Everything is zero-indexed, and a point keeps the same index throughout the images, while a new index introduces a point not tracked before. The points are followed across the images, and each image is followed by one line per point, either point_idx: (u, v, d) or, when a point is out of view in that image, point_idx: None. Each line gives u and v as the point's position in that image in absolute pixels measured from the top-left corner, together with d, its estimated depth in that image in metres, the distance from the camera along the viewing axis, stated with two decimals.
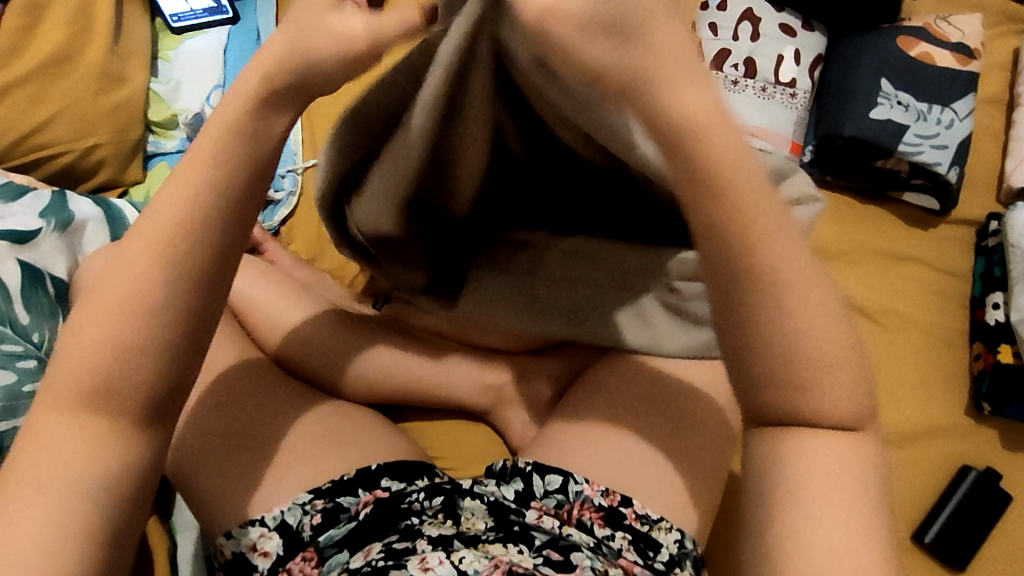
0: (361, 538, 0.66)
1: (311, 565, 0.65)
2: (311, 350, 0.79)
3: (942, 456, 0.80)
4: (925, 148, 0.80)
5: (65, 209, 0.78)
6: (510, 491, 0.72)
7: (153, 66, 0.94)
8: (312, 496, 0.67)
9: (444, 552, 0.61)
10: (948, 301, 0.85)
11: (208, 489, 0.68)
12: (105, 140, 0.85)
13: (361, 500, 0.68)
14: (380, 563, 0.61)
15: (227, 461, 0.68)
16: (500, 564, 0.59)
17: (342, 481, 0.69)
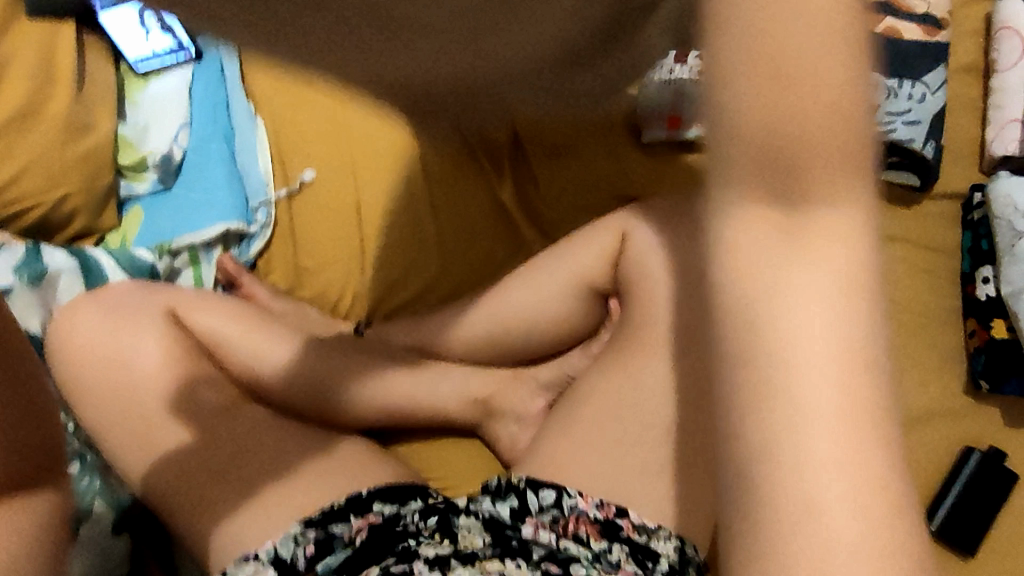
0: (359, 563, 0.65)
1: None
2: (291, 378, 0.79)
3: (941, 438, 0.78)
4: (897, 124, 0.78)
5: (38, 262, 0.80)
6: (506, 508, 0.71)
7: (120, 111, 0.94)
8: (303, 527, 0.67)
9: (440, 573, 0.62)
10: (937, 279, 0.83)
11: (202, 530, 0.69)
12: (76, 189, 0.86)
13: (353, 526, 0.68)
14: None
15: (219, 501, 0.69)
16: None
17: (332, 510, 0.68)
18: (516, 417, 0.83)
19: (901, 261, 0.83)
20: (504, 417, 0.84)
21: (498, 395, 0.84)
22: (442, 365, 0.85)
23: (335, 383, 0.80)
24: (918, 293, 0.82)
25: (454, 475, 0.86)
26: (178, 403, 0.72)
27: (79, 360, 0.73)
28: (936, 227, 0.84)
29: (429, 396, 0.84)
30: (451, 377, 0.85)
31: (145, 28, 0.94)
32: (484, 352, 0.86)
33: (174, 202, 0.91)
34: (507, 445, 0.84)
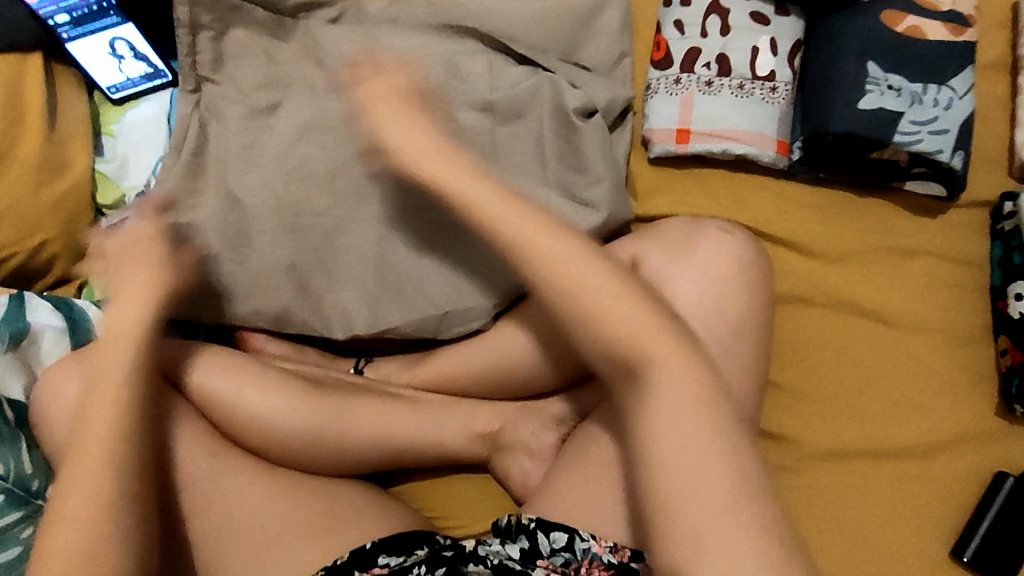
0: None
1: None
2: (288, 430, 0.75)
3: (972, 464, 0.74)
4: (924, 134, 0.73)
5: (21, 320, 0.76)
6: (515, 550, 0.67)
7: (98, 145, 0.90)
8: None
9: None
10: (965, 293, 0.79)
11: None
12: (54, 236, 0.82)
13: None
14: None
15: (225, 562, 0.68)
16: None
17: (331, 569, 0.66)
18: (528, 451, 0.78)
19: (926, 276, 0.79)
20: (514, 450, 0.79)
21: (506, 429, 0.80)
22: (447, 402, 0.82)
23: (333, 428, 0.77)
24: (944, 309, 0.78)
25: (463, 513, 0.83)
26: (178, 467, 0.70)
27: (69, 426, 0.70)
28: (963, 238, 0.80)
29: (434, 437, 0.80)
30: (455, 412, 0.81)
31: (118, 57, 0.89)
32: (489, 387, 0.82)
33: None
34: (517, 481, 0.79)
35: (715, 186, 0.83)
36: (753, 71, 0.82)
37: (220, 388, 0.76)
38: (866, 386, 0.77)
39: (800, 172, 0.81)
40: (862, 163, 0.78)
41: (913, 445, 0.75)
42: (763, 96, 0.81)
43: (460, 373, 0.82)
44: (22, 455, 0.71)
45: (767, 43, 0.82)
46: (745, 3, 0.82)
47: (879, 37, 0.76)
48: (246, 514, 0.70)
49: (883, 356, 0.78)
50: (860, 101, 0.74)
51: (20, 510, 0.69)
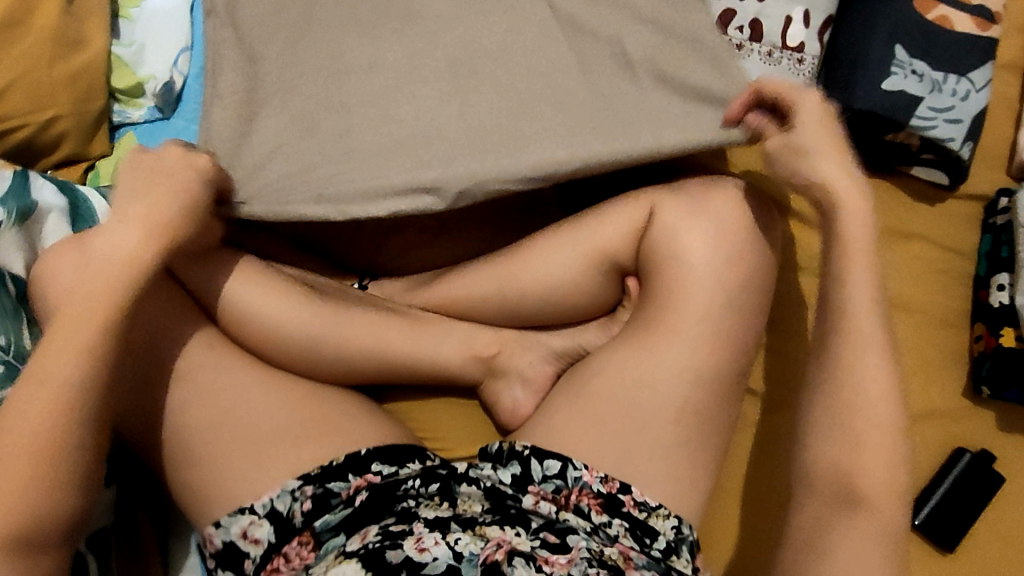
0: (357, 522, 0.69)
1: (306, 549, 0.69)
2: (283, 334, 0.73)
3: (936, 438, 0.79)
4: (939, 122, 0.77)
5: (27, 195, 0.72)
6: (508, 475, 0.73)
7: (113, 26, 0.86)
8: (301, 483, 0.69)
9: (439, 532, 0.66)
10: (951, 280, 0.83)
11: (206, 477, 0.70)
12: (66, 112, 0.79)
13: (351, 485, 0.70)
14: (375, 546, 0.65)
15: (228, 453, 0.70)
16: (502, 544, 0.66)
17: (331, 467, 0.71)
18: (522, 380, 0.82)
19: (919, 260, 0.83)
20: (507, 380, 0.83)
21: (503, 354, 0.83)
22: (448, 322, 0.83)
23: (333, 327, 0.77)
24: (934, 294, 0.83)
25: (450, 434, 0.87)
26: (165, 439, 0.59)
27: None
28: (959, 228, 0.84)
29: (433, 356, 0.82)
30: (454, 331, 0.83)
31: None
32: (492, 313, 0.84)
33: (174, 133, 0.86)
34: (507, 407, 0.83)
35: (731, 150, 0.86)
36: (784, 40, 0.83)
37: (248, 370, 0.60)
38: None
39: None
40: (875, 144, 0.81)
41: None
42: (790, 66, 0.83)
43: (463, 297, 0.83)
44: (23, 331, 0.68)
45: (801, 15, 0.83)
46: None
47: (911, 21, 0.79)
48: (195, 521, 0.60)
49: None
50: (884, 82, 0.77)
51: None
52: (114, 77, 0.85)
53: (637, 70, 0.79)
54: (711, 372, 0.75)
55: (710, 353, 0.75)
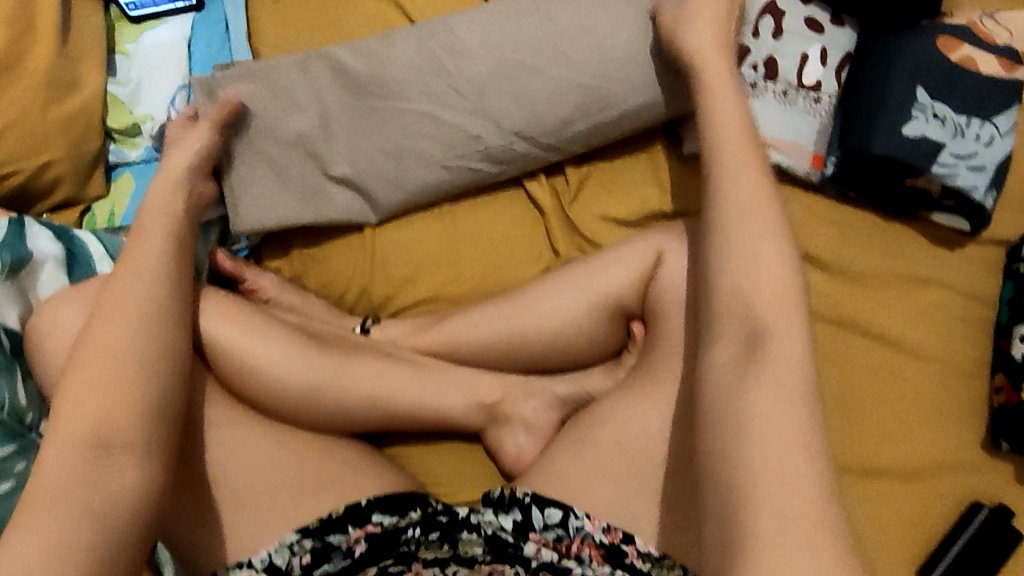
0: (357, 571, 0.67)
1: None
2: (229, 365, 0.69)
3: (952, 491, 0.77)
4: (962, 169, 0.75)
5: (22, 245, 0.70)
6: (509, 521, 0.70)
7: (111, 63, 0.85)
8: (299, 537, 0.67)
9: None
10: (969, 327, 0.81)
11: (198, 537, 0.67)
12: (60, 155, 0.77)
13: (351, 537, 0.68)
14: None
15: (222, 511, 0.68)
16: None
17: (330, 519, 0.68)
18: (525, 425, 0.79)
19: (937, 307, 0.80)
20: (510, 427, 0.80)
21: (506, 401, 0.80)
22: (451, 367, 0.81)
23: (330, 377, 0.75)
24: (952, 342, 0.80)
25: (451, 481, 0.84)
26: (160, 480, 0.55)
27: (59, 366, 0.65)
28: (979, 274, 0.81)
29: (436, 404, 0.80)
30: (457, 377, 0.80)
31: None
32: (496, 356, 0.81)
33: None
34: (510, 454, 0.79)
35: None
36: (800, 78, 0.81)
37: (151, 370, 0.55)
38: (864, 404, 0.78)
39: (829, 187, 0.81)
40: (893, 189, 0.79)
41: (902, 469, 0.77)
42: (805, 106, 0.81)
43: (468, 343, 0.81)
44: (17, 384, 0.65)
45: (818, 52, 0.81)
46: (802, 9, 0.81)
47: (931, 62, 0.76)
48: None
49: (883, 381, 0.79)
50: (905, 126, 0.75)
51: (15, 443, 0.63)
52: (109, 116, 0.83)
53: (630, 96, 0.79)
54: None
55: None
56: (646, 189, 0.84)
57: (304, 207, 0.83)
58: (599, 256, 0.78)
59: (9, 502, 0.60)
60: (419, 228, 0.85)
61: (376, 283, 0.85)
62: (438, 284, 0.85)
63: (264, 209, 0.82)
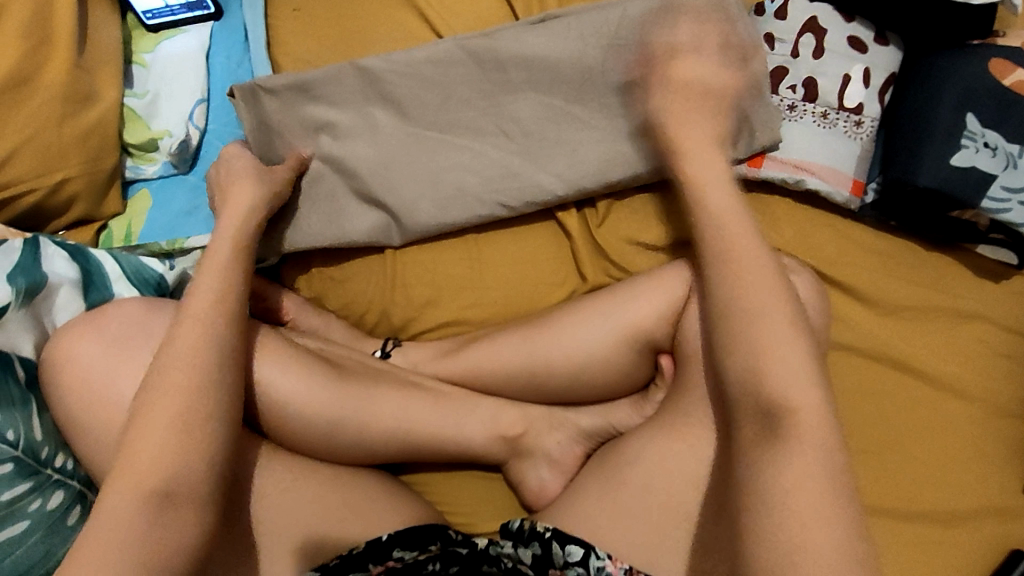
0: None
1: None
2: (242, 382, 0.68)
3: (992, 538, 0.74)
4: (1014, 203, 0.71)
5: (37, 269, 0.69)
6: (529, 556, 0.68)
7: (128, 74, 0.83)
8: (321, 574, 0.64)
9: None
10: (1013, 365, 0.77)
11: None
12: (77, 173, 0.75)
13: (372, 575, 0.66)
14: None
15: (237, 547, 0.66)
16: None
17: (352, 555, 0.66)
18: (549, 460, 0.78)
19: (980, 343, 0.77)
20: (533, 459, 0.78)
21: (530, 433, 0.78)
22: (473, 396, 0.79)
23: (351, 407, 0.73)
24: (995, 381, 0.77)
25: (474, 511, 0.83)
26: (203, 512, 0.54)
27: (75, 397, 0.64)
28: None
29: (458, 434, 0.78)
30: (479, 407, 0.78)
31: None
32: (519, 386, 0.78)
33: (188, 191, 0.83)
34: (534, 488, 0.78)
35: (778, 217, 0.79)
36: (841, 100, 0.77)
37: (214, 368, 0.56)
38: (901, 445, 0.75)
39: (868, 215, 0.78)
40: (938, 220, 0.75)
41: (938, 514, 0.74)
42: (846, 129, 0.78)
43: (490, 371, 0.78)
44: (32, 419, 0.64)
45: (861, 72, 0.77)
46: (844, 26, 0.78)
47: (983, 87, 0.72)
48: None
49: (920, 421, 0.76)
50: (953, 156, 0.71)
51: (31, 480, 0.62)
52: (127, 129, 0.81)
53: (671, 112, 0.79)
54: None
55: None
56: (676, 214, 0.81)
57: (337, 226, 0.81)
58: (628, 285, 0.76)
59: (26, 540, 0.60)
60: (446, 254, 0.83)
61: (399, 307, 0.84)
62: (463, 308, 0.83)
63: (307, 227, 0.82)
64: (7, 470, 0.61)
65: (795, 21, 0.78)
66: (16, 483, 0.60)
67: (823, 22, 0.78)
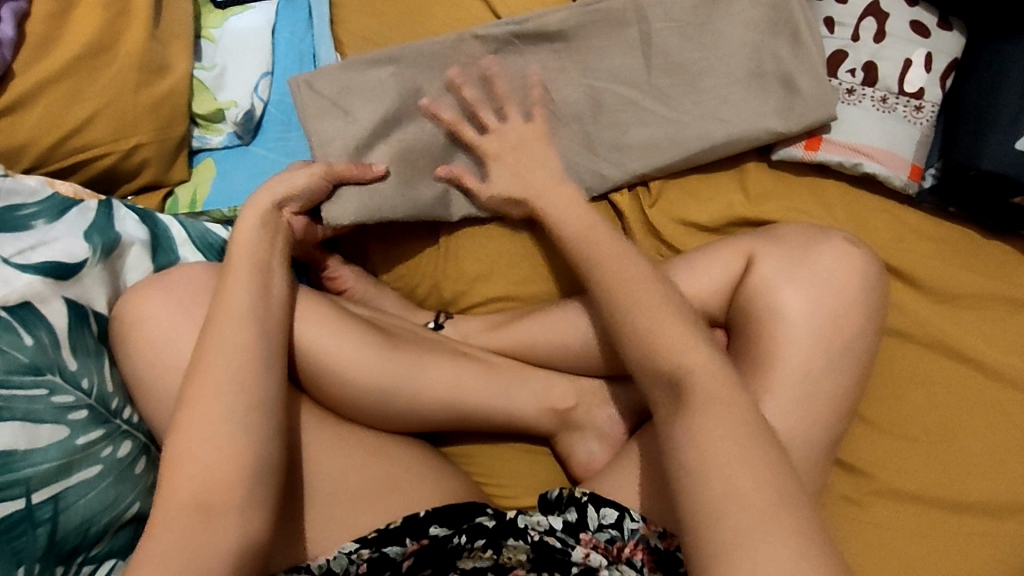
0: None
1: None
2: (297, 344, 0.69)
3: None
4: None
5: (111, 228, 0.72)
6: (560, 521, 0.69)
7: (197, 48, 0.86)
8: (358, 546, 0.66)
9: None
10: None
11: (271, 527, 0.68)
12: (148, 140, 0.78)
13: (407, 549, 0.67)
14: None
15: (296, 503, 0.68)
16: None
17: (388, 530, 0.67)
18: (597, 434, 0.79)
19: None
20: (581, 432, 0.79)
21: (579, 407, 0.79)
22: (523, 368, 0.80)
23: (406, 373, 0.75)
24: None
25: (512, 483, 0.83)
26: (272, 458, 0.56)
27: (144, 351, 0.66)
28: None
29: (508, 405, 0.79)
30: (530, 381, 0.79)
31: None
32: (571, 361, 0.79)
33: (252, 162, 0.85)
34: (581, 461, 0.79)
35: (833, 201, 0.79)
36: (901, 85, 0.77)
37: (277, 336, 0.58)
38: (954, 432, 0.75)
39: (926, 202, 0.78)
40: (998, 206, 0.75)
41: (993, 503, 0.73)
42: (904, 113, 0.78)
43: (542, 345, 0.80)
44: (104, 370, 0.66)
45: (922, 57, 0.77)
46: (906, 11, 0.78)
47: None
48: (254, 551, 0.53)
49: (975, 409, 0.75)
50: (1018, 141, 0.70)
51: (103, 428, 0.64)
52: (195, 100, 0.84)
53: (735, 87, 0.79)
54: (806, 437, 0.66)
55: (809, 422, 0.66)
56: (730, 196, 0.81)
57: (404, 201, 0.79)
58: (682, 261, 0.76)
59: (99, 484, 0.62)
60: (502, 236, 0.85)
61: (452, 280, 0.86)
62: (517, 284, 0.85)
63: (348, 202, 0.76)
64: (83, 416, 0.63)
65: (857, 5, 0.78)
66: (91, 429, 0.63)
67: (886, 6, 0.78)
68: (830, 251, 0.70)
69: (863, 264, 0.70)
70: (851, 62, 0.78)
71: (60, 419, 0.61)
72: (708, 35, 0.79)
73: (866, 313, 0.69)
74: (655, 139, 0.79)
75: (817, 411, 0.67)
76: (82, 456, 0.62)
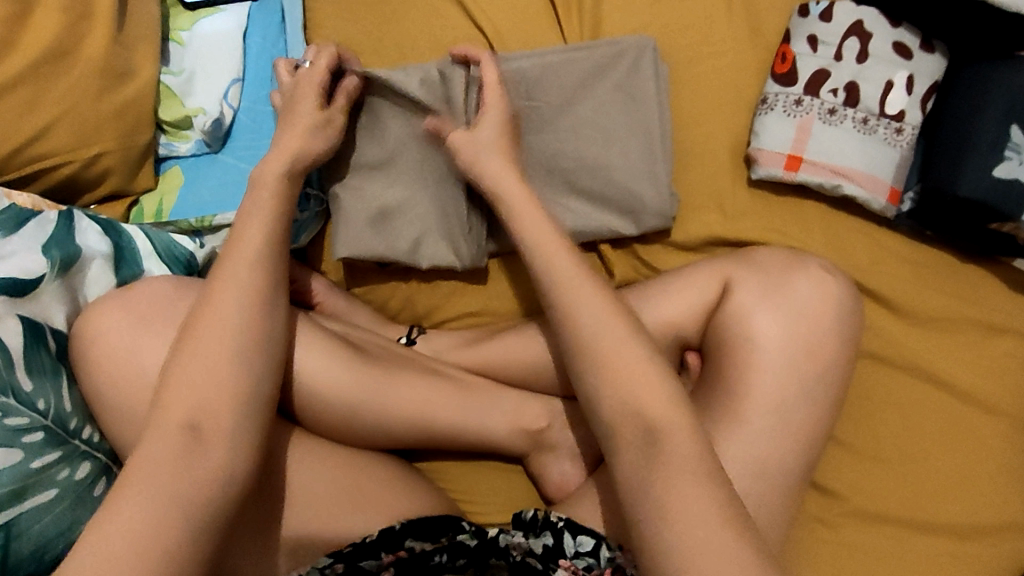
0: None
1: None
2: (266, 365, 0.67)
3: (1015, 554, 0.73)
4: None
5: (71, 241, 0.69)
6: (539, 545, 0.66)
7: (164, 51, 0.83)
8: (332, 560, 0.63)
9: None
10: None
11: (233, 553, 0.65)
12: (111, 148, 0.75)
13: (384, 563, 0.65)
14: None
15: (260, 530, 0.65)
16: None
17: (364, 543, 0.65)
18: (571, 455, 0.78)
19: (1010, 357, 0.76)
20: (555, 452, 0.78)
21: (554, 428, 0.78)
22: (498, 387, 0.79)
23: (377, 394, 0.73)
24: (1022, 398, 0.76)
25: (487, 500, 0.82)
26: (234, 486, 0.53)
27: (103, 371, 0.63)
28: None
29: (481, 425, 0.78)
30: (503, 401, 0.78)
31: None
32: (547, 381, 0.78)
33: (220, 171, 0.83)
34: (554, 483, 0.78)
35: (811, 222, 0.79)
36: (882, 107, 0.77)
37: (270, 355, 0.57)
38: (926, 455, 0.75)
39: (903, 224, 0.78)
40: (976, 231, 0.75)
41: (964, 527, 0.73)
42: (886, 136, 0.77)
43: (517, 364, 0.78)
44: (62, 389, 0.64)
45: (904, 79, 0.76)
46: (890, 31, 0.77)
47: None
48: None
49: (948, 433, 0.75)
50: (995, 168, 0.70)
51: (60, 450, 0.62)
52: (162, 106, 0.82)
53: (639, 134, 0.78)
54: (780, 463, 0.66)
55: (784, 448, 0.66)
56: (708, 214, 0.80)
57: (381, 242, 0.80)
58: (660, 281, 0.75)
59: (54, 509, 0.60)
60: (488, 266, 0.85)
61: (428, 293, 0.85)
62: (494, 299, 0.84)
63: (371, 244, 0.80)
64: (39, 438, 0.60)
65: (840, 24, 0.77)
66: (47, 452, 0.60)
67: (869, 26, 0.77)
68: (807, 276, 0.70)
69: (838, 289, 0.70)
70: (832, 83, 0.77)
71: (14, 442, 0.59)
72: (640, 99, 0.78)
73: (841, 338, 0.68)
74: (576, 186, 0.79)
75: (793, 436, 0.66)
76: (37, 481, 0.59)
